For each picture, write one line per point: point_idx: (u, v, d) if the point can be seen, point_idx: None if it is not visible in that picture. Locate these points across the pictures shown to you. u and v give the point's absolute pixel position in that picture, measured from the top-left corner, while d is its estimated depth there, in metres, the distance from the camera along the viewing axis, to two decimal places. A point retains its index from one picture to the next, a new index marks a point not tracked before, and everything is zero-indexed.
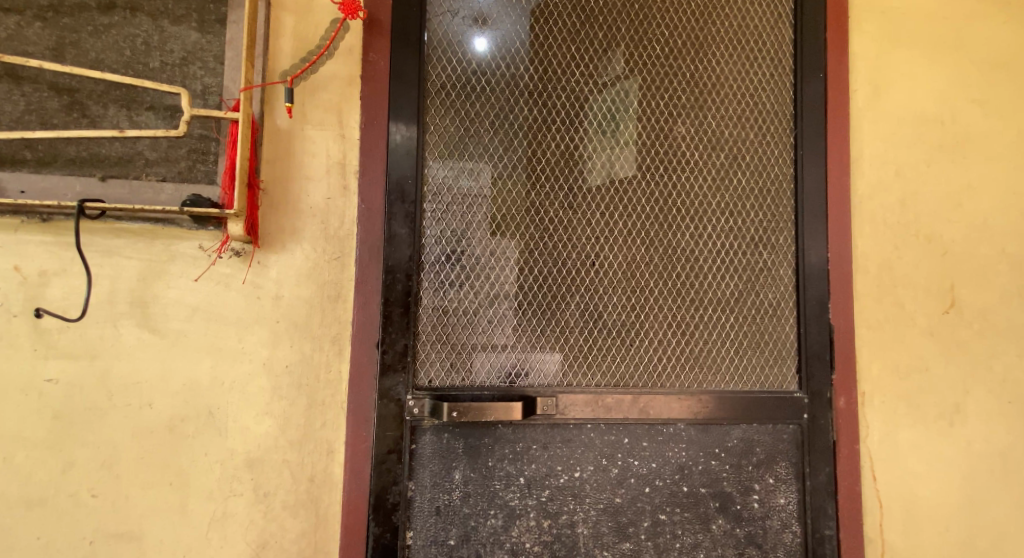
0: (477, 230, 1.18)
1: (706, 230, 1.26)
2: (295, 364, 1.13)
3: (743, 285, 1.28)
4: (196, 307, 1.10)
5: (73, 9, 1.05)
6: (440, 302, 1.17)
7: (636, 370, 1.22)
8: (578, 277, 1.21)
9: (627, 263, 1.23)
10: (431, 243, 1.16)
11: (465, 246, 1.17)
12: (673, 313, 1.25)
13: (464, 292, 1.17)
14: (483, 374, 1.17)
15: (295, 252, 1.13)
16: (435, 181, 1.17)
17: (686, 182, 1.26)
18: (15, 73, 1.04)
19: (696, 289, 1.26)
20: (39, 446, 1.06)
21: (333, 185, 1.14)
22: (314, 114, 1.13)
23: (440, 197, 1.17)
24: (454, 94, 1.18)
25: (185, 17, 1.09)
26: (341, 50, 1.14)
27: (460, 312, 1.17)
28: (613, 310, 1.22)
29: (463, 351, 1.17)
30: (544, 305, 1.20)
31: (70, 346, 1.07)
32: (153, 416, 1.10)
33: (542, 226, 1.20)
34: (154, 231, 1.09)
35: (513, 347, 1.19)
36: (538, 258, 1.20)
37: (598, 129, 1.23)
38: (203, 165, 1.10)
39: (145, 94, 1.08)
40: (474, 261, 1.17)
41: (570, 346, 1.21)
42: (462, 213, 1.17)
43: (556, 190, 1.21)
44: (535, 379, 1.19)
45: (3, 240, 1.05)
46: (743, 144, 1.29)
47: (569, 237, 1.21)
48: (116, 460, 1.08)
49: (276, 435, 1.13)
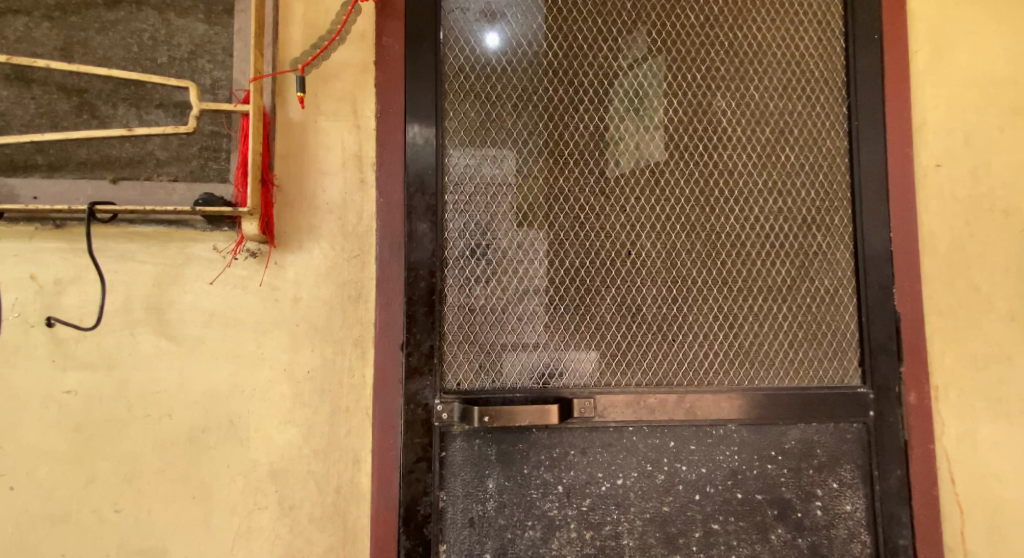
0: (503, 221, 1.10)
1: (753, 212, 1.16)
2: (316, 370, 1.07)
3: (796, 271, 1.17)
4: (213, 312, 1.05)
5: (79, 7, 1.00)
6: (465, 299, 1.09)
7: (679, 367, 1.13)
8: (612, 268, 1.12)
9: (666, 252, 1.14)
10: (455, 237, 1.09)
11: (491, 239, 1.10)
12: (718, 305, 1.15)
13: (490, 288, 1.09)
14: (514, 375, 1.10)
15: (312, 251, 1.07)
16: (457, 171, 1.10)
17: (728, 162, 1.16)
18: (24, 76, 1.00)
19: (743, 277, 1.15)
20: (58, 460, 1.02)
21: (350, 179, 1.08)
22: (327, 105, 1.07)
23: (462, 186, 1.10)
24: (473, 77, 1.11)
25: (192, 9, 1.04)
26: (353, 35, 1.08)
27: (488, 309, 1.09)
28: (653, 303, 1.13)
29: (491, 352, 1.09)
30: (576, 300, 1.11)
31: (87, 356, 1.03)
32: (173, 427, 1.05)
33: (572, 215, 1.12)
34: (167, 234, 1.05)
35: (545, 346, 1.10)
36: (569, 249, 1.11)
37: (630, 108, 1.14)
38: (215, 163, 1.05)
39: (154, 91, 1.04)
40: (501, 255, 1.10)
41: (607, 342, 1.12)
42: (486, 203, 1.10)
43: (587, 176, 1.12)
44: (570, 380, 1.11)
45: (18, 249, 1.01)
46: (790, 118, 1.18)
47: (601, 226, 1.12)
48: (138, 474, 1.04)
49: (300, 445, 1.07)
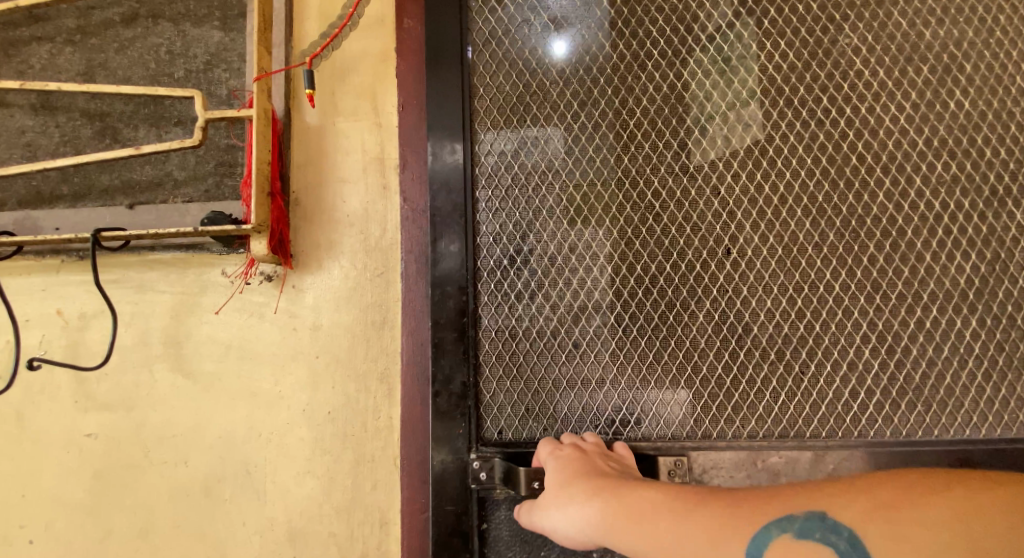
0: (547, 220, 0.87)
1: (909, 187, 0.84)
2: (338, 410, 0.92)
3: (975, 265, 0.83)
4: (229, 345, 0.94)
5: (99, 28, 0.97)
6: (505, 321, 0.87)
7: (806, 414, 0.81)
8: (701, 275, 0.85)
9: (781, 250, 0.84)
10: (489, 245, 0.87)
11: (534, 243, 0.87)
12: (860, 319, 0.82)
13: (535, 309, 0.86)
14: (572, 421, 0.85)
15: (332, 271, 0.93)
16: (489, 159, 0.88)
17: (867, 119, 0.85)
18: (50, 104, 0.97)
19: (899, 278, 0.83)
20: (76, 511, 0.93)
21: (372, 186, 0.93)
22: (345, 104, 0.94)
23: (497, 179, 0.88)
24: (506, 47, 0.90)
25: (207, 16, 0.96)
26: (371, 22, 0.94)
27: (534, 334, 0.86)
28: (766, 321, 0.83)
29: (543, 391, 0.85)
30: (655, 320, 0.85)
31: (107, 396, 0.95)
32: (188, 476, 0.93)
33: (644, 206, 0.86)
34: (187, 260, 0.95)
35: (613, 382, 0.84)
36: (642, 250, 0.86)
37: (721, 61, 0.87)
38: (231, 179, 0.95)
39: (173, 108, 0.97)
40: (547, 263, 0.87)
41: (698, 374, 0.83)
42: (526, 197, 0.88)
43: (660, 153, 0.87)
44: (651, 428, 0.83)
45: (46, 282, 0.97)
46: (952, 50, 0.85)
47: (683, 219, 0.86)
48: (153, 529, 0.92)
49: (321, 500, 0.91)
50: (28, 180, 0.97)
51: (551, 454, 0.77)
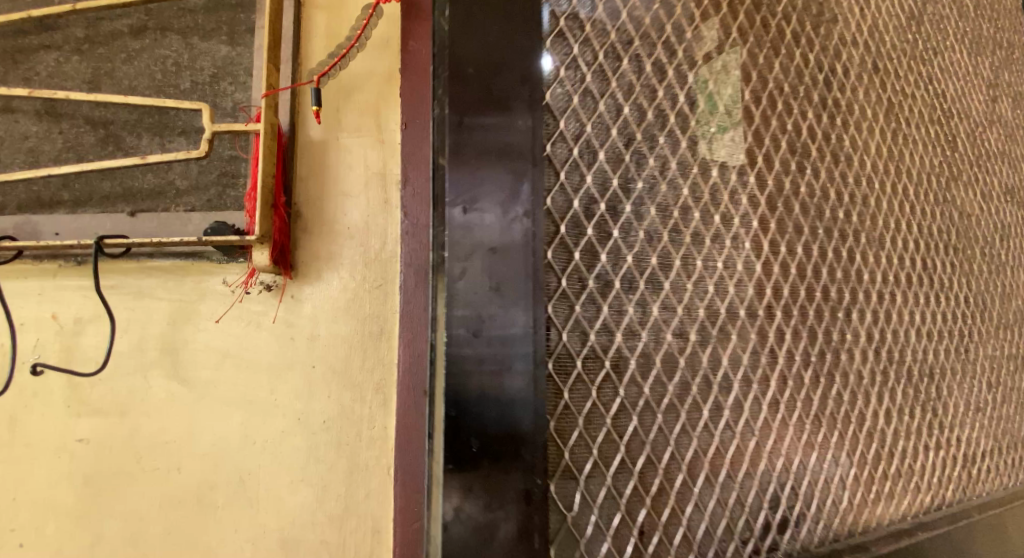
0: (697, 164, 0.77)
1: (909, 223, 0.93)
2: (334, 420, 0.93)
3: (956, 301, 0.96)
4: (226, 352, 0.95)
5: (107, 38, 0.98)
6: (569, 310, 0.68)
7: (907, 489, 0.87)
8: (829, 283, 0.84)
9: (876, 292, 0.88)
10: (596, 196, 0.71)
11: (689, 218, 0.76)
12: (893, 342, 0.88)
13: (665, 287, 0.73)
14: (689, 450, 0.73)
15: (331, 282, 0.95)
16: (576, 122, 0.71)
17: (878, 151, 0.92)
18: (54, 111, 0.98)
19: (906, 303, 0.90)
20: (65, 516, 0.93)
21: (374, 200, 0.96)
22: (349, 120, 0.97)
23: (585, 99, 0.72)
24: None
25: (215, 31, 0.99)
26: (378, 43, 0.98)
27: (661, 327, 0.73)
28: (911, 359, 0.90)
29: (666, 427, 0.72)
30: (845, 342, 0.84)
31: (100, 401, 0.95)
32: (181, 483, 0.93)
33: (801, 250, 0.82)
34: (185, 268, 0.96)
35: (795, 393, 0.80)
36: (802, 296, 0.82)
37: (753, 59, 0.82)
38: (233, 190, 0.97)
39: (177, 118, 0.98)
40: (714, 232, 0.77)
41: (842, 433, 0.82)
42: (671, 184, 0.75)
43: (796, 191, 0.83)
44: (811, 535, 0.79)
45: (42, 286, 0.97)
46: (928, 108, 0.99)
47: (825, 256, 0.84)
48: (143, 536, 0.93)
49: (314, 508, 0.92)
50: (29, 184, 0.98)
51: None
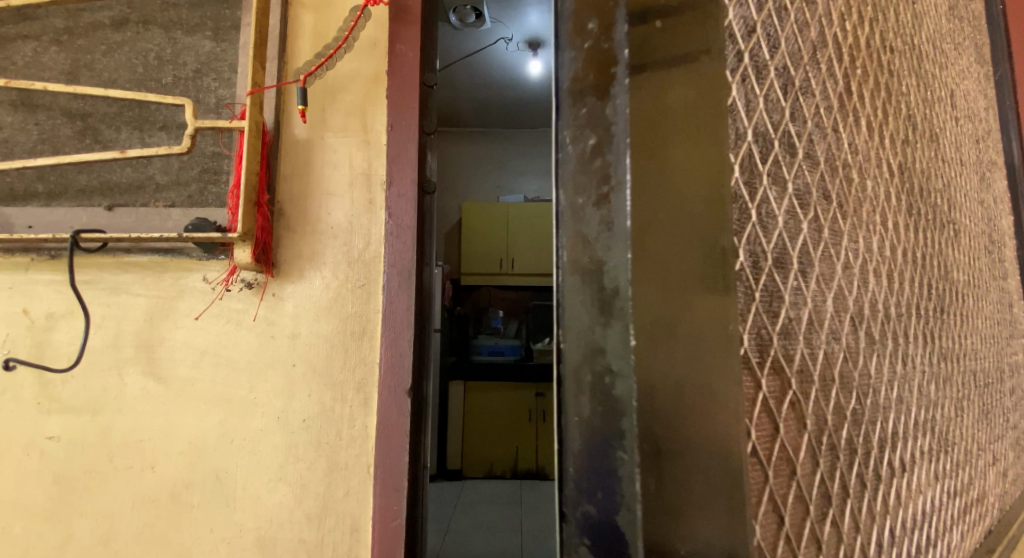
0: (809, 91, 0.53)
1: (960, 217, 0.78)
2: (314, 419, 0.93)
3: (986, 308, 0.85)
4: (204, 350, 0.94)
5: (87, 30, 0.97)
6: (758, 316, 0.47)
7: (965, 529, 0.75)
8: (915, 275, 0.66)
9: (944, 291, 0.72)
10: (769, 138, 0.49)
11: (801, 155, 0.51)
12: (954, 355, 0.74)
13: (811, 273, 0.51)
14: (837, 492, 0.52)
15: (313, 280, 0.95)
16: (748, 52, 0.48)
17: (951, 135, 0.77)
18: (30, 101, 0.96)
19: (956, 312, 0.75)
20: (34, 516, 0.91)
21: (358, 200, 0.96)
22: (334, 120, 0.97)
23: (744, 7, 0.48)
24: None
25: (199, 26, 0.98)
26: (366, 44, 0.98)
27: (815, 330, 0.51)
28: (968, 373, 0.77)
29: (828, 488, 0.52)
30: (927, 359, 0.67)
31: (72, 399, 0.93)
32: (155, 482, 0.92)
33: (919, 257, 0.67)
34: (163, 264, 0.95)
35: (904, 416, 0.62)
36: (896, 294, 0.62)
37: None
38: (215, 186, 0.96)
39: (157, 113, 0.97)
40: (821, 184, 0.53)
41: (923, 468, 0.65)
42: (821, 166, 0.54)
43: (906, 187, 0.65)
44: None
45: (14, 281, 0.95)
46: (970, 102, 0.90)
47: (911, 244, 0.66)
48: (115, 536, 0.91)
49: (292, 507, 0.92)
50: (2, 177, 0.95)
51: None
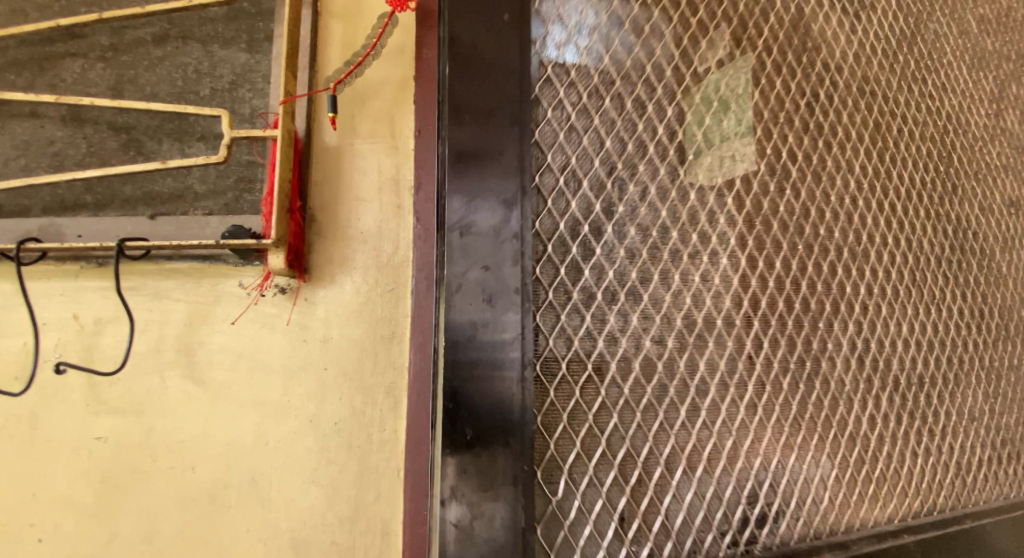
0: (646, 170, 0.77)
1: (937, 233, 0.94)
2: (345, 422, 0.94)
3: (952, 313, 0.94)
4: (241, 354, 0.96)
5: (131, 46, 1.01)
6: (579, 320, 0.72)
7: (920, 491, 0.88)
8: (849, 297, 0.86)
9: (907, 310, 0.90)
10: (591, 201, 0.74)
11: (643, 215, 0.76)
12: (899, 353, 0.88)
13: (644, 295, 0.75)
14: (678, 435, 0.74)
15: (343, 285, 0.96)
16: (586, 149, 0.74)
17: (901, 186, 0.92)
18: (78, 116, 1.01)
19: (925, 324, 0.91)
20: (83, 514, 0.94)
21: (386, 206, 0.97)
22: (363, 126, 0.98)
23: (586, 118, 0.75)
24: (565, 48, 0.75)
25: (234, 39, 1.01)
26: (393, 51, 1.00)
27: (642, 332, 0.74)
28: (922, 367, 0.90)
29: (681, 439, 0.75)
30: (836, 363, 0.84)
31: (118, 401, 0.97)
32: (195, 483, 0.95)
33: (796, 267, 0.83)
34: (202, 270, 0.98)
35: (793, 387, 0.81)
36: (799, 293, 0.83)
37: (720, 93, 0.82)
38: (250, 195, 0.99)
39: (196, 124, 1.00)
40: (652, 233, 0.77)
41: (852, 443, 0.84)
42: (670, 213, 0.78)
43: (787, 215, 0.83)
44: (789, 533, 0.79)
45: (64, 287, 0.99)
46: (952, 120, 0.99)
47: (820, 260, 0.85)
48: (158, 535, 0.94)
49: (324, 509, 0.93)
50: (53, 188, 1.00)
51: None
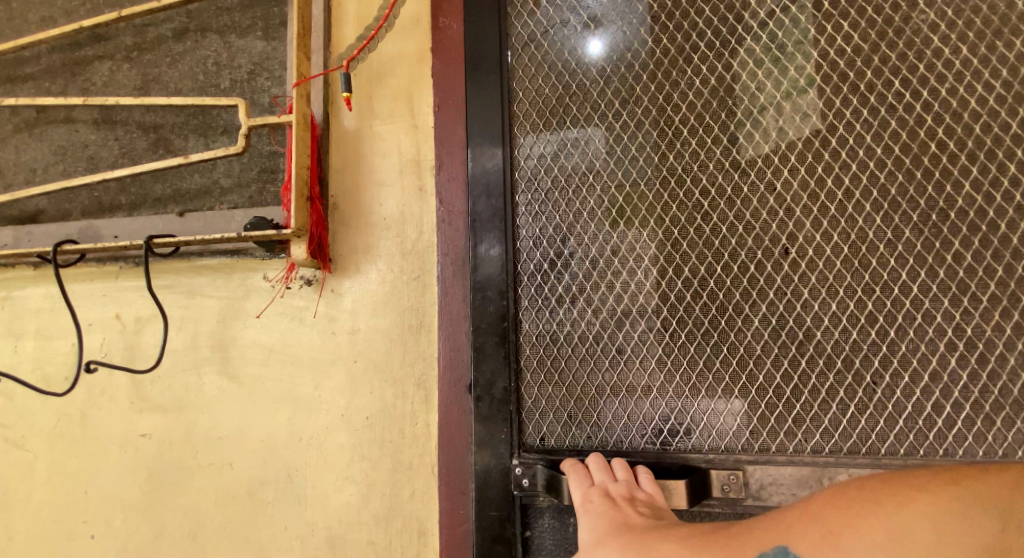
0: (583, 222, 0.86)
1: (891, 225, 0.79)
2: (377, 416, 0.90)
3: (906, 275, 0.78)
4: (272, 348, 0.94)
5: (153, 44, 1.01)
6: (537, 290, 0.86)
7: (880, 430, 0.77)
8: (814, 231, 0.80)
9: (894, 243, 0.78)
10: (518, 183, 0.88)
11: (575, 246, 0.86)
12: (817, 328, 0.79)
13: (576, 268, 0.86)
14: (587, 392, 0.84)
15: (369, 274, 0.92)
16: (529, 163, 0.88)
17: (979, 82, 0.78)
18: (110, 118, 1.02)
19: (859, 282, 0.79)
20: (133, 509, 0.96)
21: (408, 189, 0.93)
22: (382, 107, 0.95)
23: (537, 182, 0.88)
24: (555, 79, 0.89)
25: (251, 27, 0.98)
26: (406, 25, 0.95)
27: (589, 304, 0.85)
28: (831, 326, 0.79)
29: (604, 380, 0.83)
30: (705, 325, 0.81)
31: (160, 399, 0.97)
32: (234, 478, 0.94)
33: (693, 205, 0.83)
34: (231, 265, 0.97)
35: (719, 314, 0.81)
36: (723, 209, 0.83)
37: (751, 78, 0.83)
38: (273, 185, 0.96)
39: (220, 117, 0.98)
40: (589, 266, 0.85)
41: (826, 361, 0.78)
42: (568, 196, 0.87)
43: (698, 154, 0.84)
44: (702, 440, 0.80)
45: (107, 288, 1.01)
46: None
47: (755, 190, 0.82)
48: (201, 530, 0.94)
49: (359, 507, 0.90)
50: (91, 191, 1.02)
51: (581, 507, 0.71)
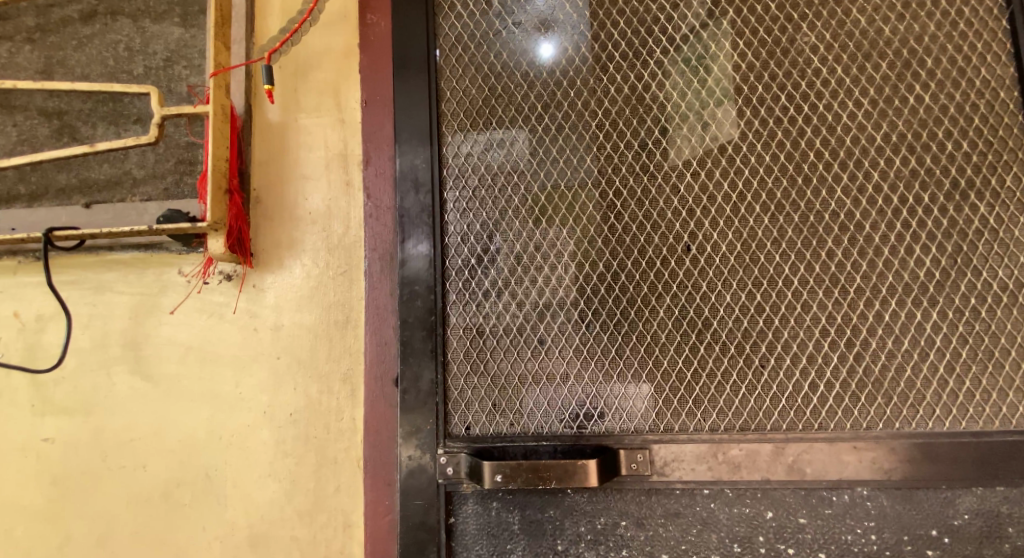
0: (507, 219, 0.89)
1: (776, 225, 0.87)
2: (301, 412, 0.90)
3: (793, 270, 0.86)
4: (189, 345, 0.92)
5: (57, 26, 0.95)
6: (464, 284, 0.89)
7: (766, 408, 0.84)
8: (714, 230, 0.87)
9: (783, 242, 0.86)
10: (446, 180, 0.90)
11: (500, 242, 0.89)
12: (716, 318, 0.86)
13: (500, 264, 0.89)
14: (510, 381, 0.87)
15: (293, 269, 0.92)
16: (457, 161, 0.91)
17: (855, 100, 0.87)
18: (8, 103, 0.95)
19: (751, 276, 0.86)
20: (34, 519, 0.91)
21: (334, 183, 0.93)
22: (307, 101, 0.94)
23: (464, 180, 0.90)
24: (481, 80, 0.92)
25: (167, 13, 0.95)
26: (333, 19, 0.95)
27: (513, 298, 0.88)
28: (726, 315, 0.86)
29: (526, 369, 0.87)
30: (617, 316, 0.87)
31: (64, 401, 0.92)
32: (148, 481, 0.90)
33: (606, 204, 0.89)
34: (145, 260, 0.93)
35: (631, 307, 0.87)
36: (634, 207, 0.88)
37: (660, 88, 0.89)
38: (191, 177, 0.93)
39: (131, 105, 0.94)
40: (513, 260, 0.89)
41: (724, 347, 0.85)
42: (493, 195, 0.90)
43: (613, 156, 0.89)
44: (614, 422, 0.86)
45: (4, 285, 0.94)
46: (914, 46, 0.88)
47: (664, 191, 0.88)
48: (111, 536, 0.90)
49: (282, 504, 0.89)
50: None
51: None
